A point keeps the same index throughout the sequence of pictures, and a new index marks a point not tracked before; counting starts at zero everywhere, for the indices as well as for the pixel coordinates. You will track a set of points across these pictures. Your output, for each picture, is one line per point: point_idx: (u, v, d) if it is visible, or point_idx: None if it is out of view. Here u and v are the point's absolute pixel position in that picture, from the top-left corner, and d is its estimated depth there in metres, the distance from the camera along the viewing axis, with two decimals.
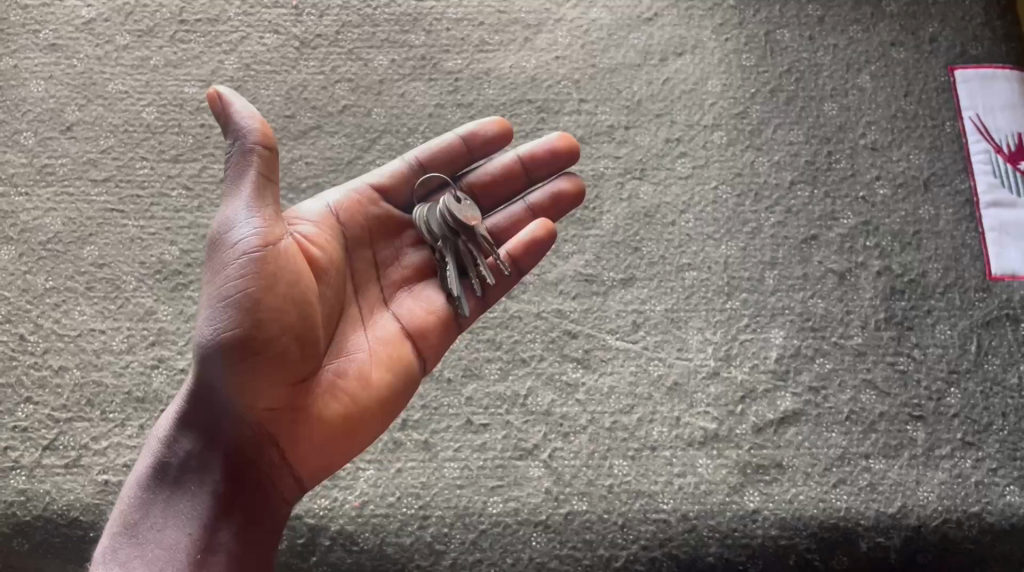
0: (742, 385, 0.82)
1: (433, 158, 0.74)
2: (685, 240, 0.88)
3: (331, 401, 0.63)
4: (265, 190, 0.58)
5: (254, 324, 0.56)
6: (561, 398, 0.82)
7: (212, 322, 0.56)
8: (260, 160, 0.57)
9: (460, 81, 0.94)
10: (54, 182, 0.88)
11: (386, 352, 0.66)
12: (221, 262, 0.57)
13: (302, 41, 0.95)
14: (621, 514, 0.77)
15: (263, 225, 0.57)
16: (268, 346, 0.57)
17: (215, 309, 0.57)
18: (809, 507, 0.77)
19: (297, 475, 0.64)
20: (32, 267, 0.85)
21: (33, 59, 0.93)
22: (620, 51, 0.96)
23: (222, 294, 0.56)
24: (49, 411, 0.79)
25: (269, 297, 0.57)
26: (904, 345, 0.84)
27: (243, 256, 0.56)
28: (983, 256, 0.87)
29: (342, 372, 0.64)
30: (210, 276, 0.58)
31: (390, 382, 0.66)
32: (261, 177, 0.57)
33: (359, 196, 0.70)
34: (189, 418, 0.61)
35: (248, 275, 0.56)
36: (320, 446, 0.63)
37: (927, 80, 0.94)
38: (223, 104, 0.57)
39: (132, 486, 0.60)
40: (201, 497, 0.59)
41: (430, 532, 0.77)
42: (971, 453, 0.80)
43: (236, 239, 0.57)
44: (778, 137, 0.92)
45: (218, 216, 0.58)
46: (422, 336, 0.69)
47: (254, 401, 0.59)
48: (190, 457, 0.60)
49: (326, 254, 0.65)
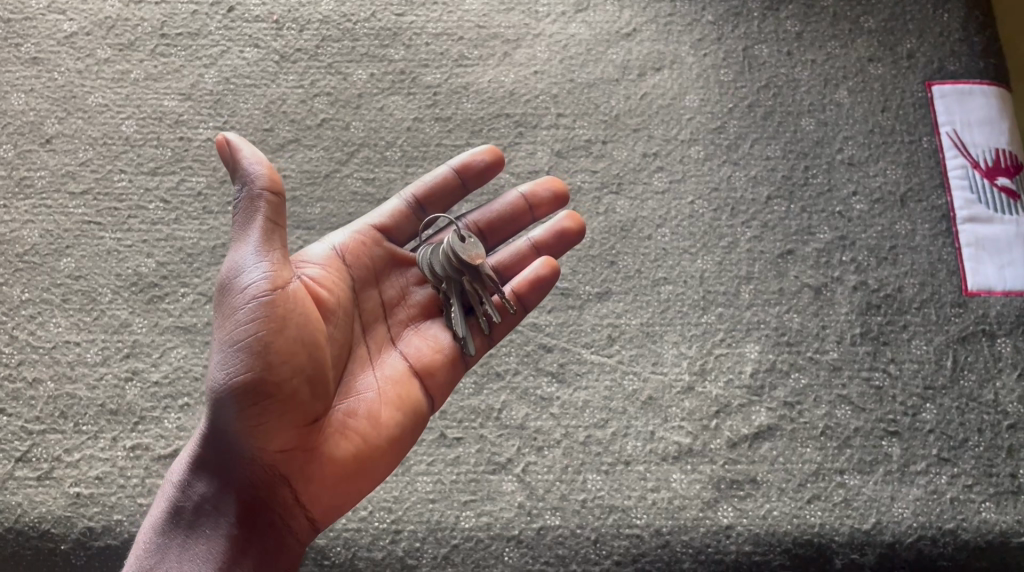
0: (716, 400, 0.82)
1: (433, 193, 0.74)
2: (661, 254, 0.88)
3: (342, 441, 0.61)
4: (276, 235, 0.58)
5: (265, 365, 0.56)
6: (535, 412, 0.82)
7: (224, 366, 0.56)
8: (269, 206, 0.58)
9: (439, 95, 0.94)
10: (33, 195, 0.88)
11: (396, 390, 0.65)
12: (231, 306, 0.57)
13: (282, 55, 0.96)
14: (594, 529, 0.77)
15: (273, 268, 0.58)
16: (277, 388, 0.57)
17: (226, 352, 0.57)
18: (783, 523, 0.77)
19: (311, 517, 0.63)
20: (9, 279, 0.85)
21: (14, 72, 0.94)
22: (598, 66, 0.96)
23: (232, 338, 0.56)
24: (22, 423, 0.79)
25: (279, 339, 0.57)
26: (879, 360, 0.84)
27: (253, 300, 0.56)
28: (959, 272, 0.87)
29: (352, 411, 0.62)
30: (221, 320, 0.58)
31: (403, 419, 0.64)
32: (269, 222, 0.58)
33: (365, 236, 0.70)
34: (205, 462, 0.61)
35: (259, 318, 0.56)
36: (333, 487, 0.62)
37: (904, 96, 0.94)
38: (231, 150, 0.58)
39: (149, 531, 0.60)
40: (215, 539, 0.59)
41: (403, 546, 0.77)
42: (946, 469, 0.80)
43: (246, 283, 0.57)
44: (755, 151, 0.92)
45: (227, 260, 0.59)
46: (434, 373, 0.67)
47: (265, 443, 0.58)
48: (205, 501, 0.60)
49: (335, 296, 0.64)
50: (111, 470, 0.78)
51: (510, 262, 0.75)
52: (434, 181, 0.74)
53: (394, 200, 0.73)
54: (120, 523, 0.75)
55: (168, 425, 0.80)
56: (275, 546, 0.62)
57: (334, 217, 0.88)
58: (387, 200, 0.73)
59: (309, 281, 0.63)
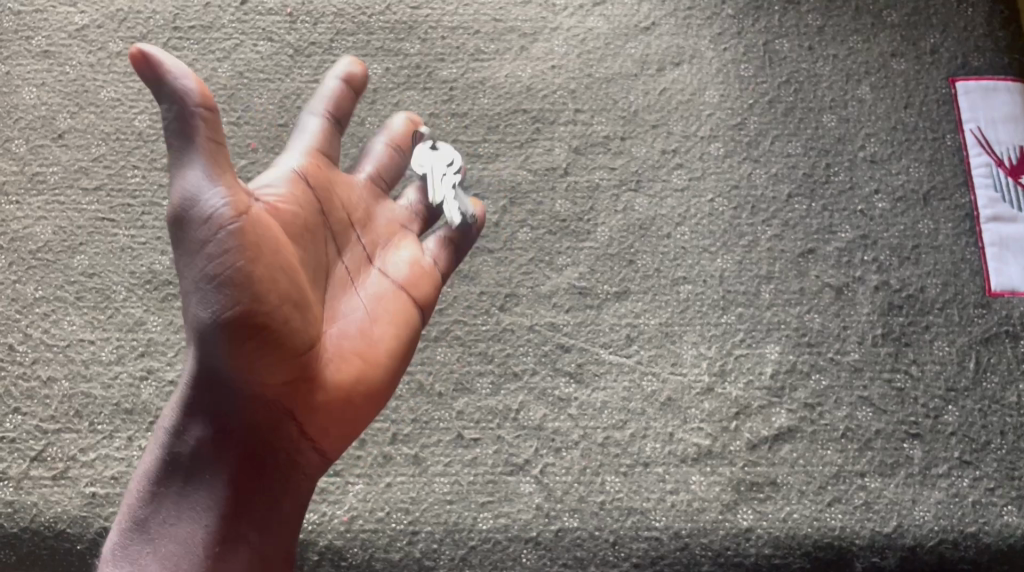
0: (736, 401, 0.81)
1: (343, 107, 0.64)
2: (680, 252, 0.87)
3: (341, 366, 0.58)
4: (218, 148, 0.51)
5: (254, 297, 0.51)
6: (552, 413, 0.81)
7: (206, 304, 0.50)
8: (207, 124, 0.50)
9: (455, 90, 0.93)
10: (45, 191, 0.87)
11: (390, 311, 0.62)
12: (195, 238, 0.50)
13: (296, 48, 0.94)
14: (613, 532, 0.77)
15: (231, 191, 0.51)
16: (273, 321, 0.52)
17: (202, 289, 0.50)
18: (803, 526, 0.77)
19: (316, 448, 0.60)
20: (22, 276, 0.84)
21: (25, 66, 0.93)
22: (617, 60, 0.94)
23: (210, 272, 0.50)
24: (37, 422, 0.79)
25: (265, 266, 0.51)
26: (901, 362, 0.83)
27: (220, 230, 0.50)
28: (982, 272, 0.86)
29: (346, 332, 0.59)
30: (185, 254, 0.51)
31: (401, 338, 0.62)
32: (211, 142, 0.50)
33: (314, 160, 0.61)
34: (194, 402, 0.55)
35: (235, 248, 0.50)
36: (337, 415, 0.59)
37: (927, 92, 0.93)
38: (147, 59, 0.48)
39: (141, 478, 0.55)
40: (216, 487, 0.55)
41: (420, 548, 0.77)
42: (968, 472, 0.79)
43: (208, 212, 0.50)
44: (776, 149, 0.90)
45: (173, 184, 0.50)
46: (422, 291, 0.65)
47: (265, 376, 0.54)
48: (200, 445, 0.55)
49: (304, 217, 0.58)
50: (127, 470, 0.77)
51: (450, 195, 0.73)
52: (336, 92, 0.64)
53: (311, 120, 0.63)
54: None
55: None
56: (281, 485, 0.58)
57: None
58: (301, 121, 0.63)
59: (269, 202, 0.56)
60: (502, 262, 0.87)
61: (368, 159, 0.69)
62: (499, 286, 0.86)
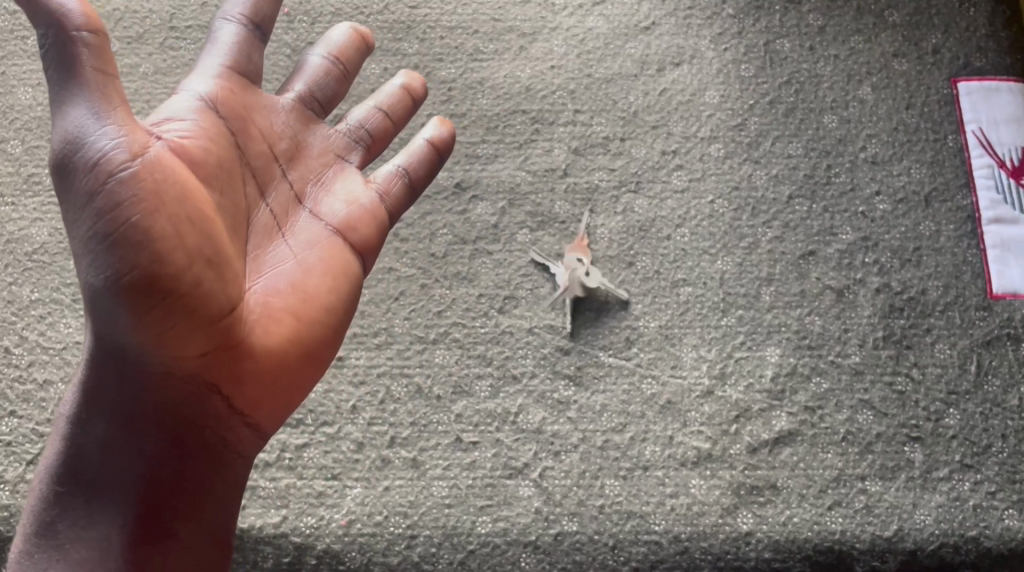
0: (736, 404, 0.81)
1: (261, 11, 0.64)
2: (680, 255, 0.86)
3: (270, 325, 0.58)
4: (104, 77, 0.51)
5: (154, 257, 0.50)
6: (552, 416, 0.81)
7: (99, 268, 0.50)
8: (91, 50, 0.50)
9: (454, 90, 0.92)
10: (41, 192, 0.87)
11: (319, 257, 0.61)
12: (79, 180, 0.50)
13: (293, 48, 0.94)
14: (612, 536, 0.76)
15: (121, 126, 0.51)
16: (179, 281, 0.51)
17: (95, 250, 0.50)
18: (803, 530, 0.77)
19: (249, 423, 0.59)
20: (18, 278, 0.84)
21: (21, 66, 0.92)
22: (616, 61, 0.94)
23: (98, 233, 0.49)
24: (33, 426, 0.79)
25: (162, 220, 0.50)
26: (902, 364, 0.82)
27: (108, 169, 0.50)
28: (984, 274, 0.86)
29: (272, 289, 0.59)
30: (74, 209, 0.51)
31: (336, 286, 0.61)
32: (98, 71, 0.51)
33: (225, 82, 0.61)
34: (100, 394, 0.55)
35: (126, 191, 0.50)
36: (267, 380, 0.58)
37: (929, 92, 0.92)
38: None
39: (49, 480, 0.56)
40: (127, 481, 0.55)
41: (418, 552, 0.76)
42: (969, 476, 0.79)
43: (95, 153, 0.50)
44: (777, 150, 0.90)
45: (53, 129, 0.51)
46: (359, 235, 0.64)
47: (180, 350, 0.53)
48: (106, 440, 0.55)
49: (215, 159, 0.58)
50: None
51: (395, 109, 0.71)
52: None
53: (225, 27, 0.63)
54: None
55: None
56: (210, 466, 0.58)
57: None
58: (215, 29, 0.63)
59: (175, 142, 0.56)
60: (501, 264, 0.86)
61: (301, 76, 0.68)
62: (498, 288, 0.85)
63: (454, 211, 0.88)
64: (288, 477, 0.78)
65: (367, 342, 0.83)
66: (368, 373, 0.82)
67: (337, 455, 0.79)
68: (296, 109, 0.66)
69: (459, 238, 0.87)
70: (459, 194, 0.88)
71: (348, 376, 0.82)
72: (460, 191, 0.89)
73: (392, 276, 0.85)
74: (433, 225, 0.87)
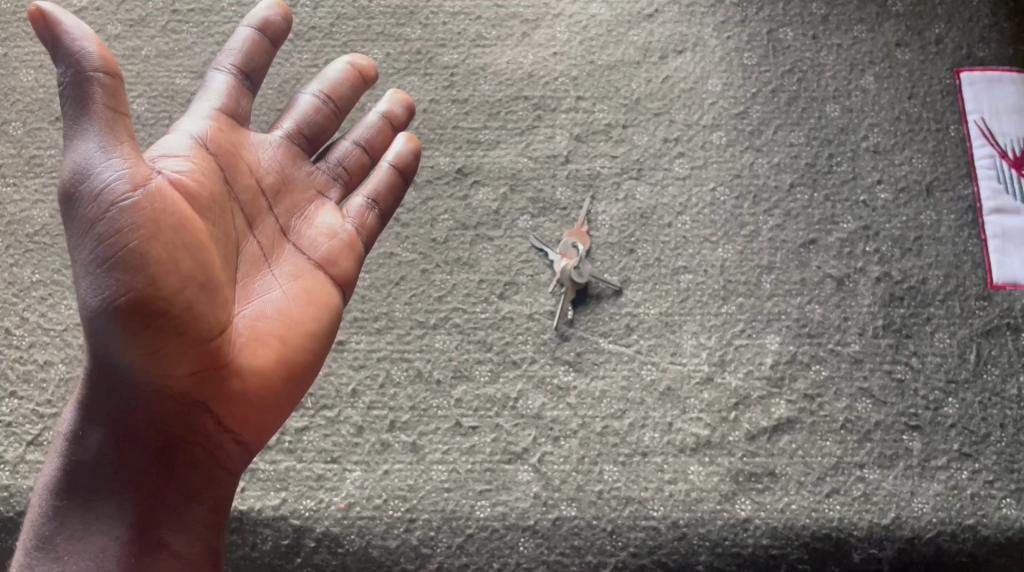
0: (736, 391, 0.81)
1: (253, 61, 0.65)
2: (681, 242, 0.86)
3: (257, 350, 0.59)
4: (116, 113, 0.51)
5: (150, 283, 0.51)
6: (551, 402, 0.81)
7: (99, 289, 0.50)
8: (105, 88, 0.50)
9: (456, 76, 0.92)
10: (43, 174, 0.87)
11: (303, 287, 0.62)
12: (85, 214, 0.50)
13: (296, 33, 0.93)
14: (611, 521, 0.76)
15: (127, 161, 0.51)
16: (172, 304, 0.52)
17: (95, 276, 0.50)
18: (801, 517, 0.77)
19: (238, 441, 0.60)
20: (19, 260, 0.84)
21: (22, 47, 0.92)
22: (619, 48, 0.94)
23: (100, 257, 0.50)
24: (34, 406, 0.79)
25: (159, 245, 0.51)
26: (902, 353, 0.82)
27: (112, 204, 0.50)
28: (985, 264, 0.86)
29: (259, 316, 0.60)
30: (78, 237, 0.51)
31: (318, 314, 0.62)
32: (109, 109, 0.50)
33: (218, 123, 0.62)
34: (96, 410, 0.56)
35: (127, 225, 0.50)
36: (254, 403, 0.59)
37: (932, 82, 0.92)
38: (47, 25, 0.48)
39: (45, 494, 0.57)
40: (123, 494, 0.56)
41: (417, 535, 0.76)
42: (967, 465, 0.79)
43: (100, 187, 0.50)
44: (779, 138, 0.90)
45: (63, 161, 0.51)
46: (340, 265, 0.65)
47: (171, 370, 0.54)
48: (103, 452, 0.56)
49: (208, 191, 0.58)
50: None
51: (376, 142, 0.71)
52: (246, 45, 0.64)
53: (217, 77, 0.64)
54: None
55: None
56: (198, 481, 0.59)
57: None
58: (206, 78, 0.64)
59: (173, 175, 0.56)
60: (502, 250, 0.86)
61: (290, 115, 0.68)
62: (499, 274, 0.85)
63: (456, 196, 0.88)
64: (288, 460, 0.78)
65: (368, 326, 0.83)
66: (368, 357, 0.82)
67: (337, 439, 0.79)
68: (281, 145, 0.66)
69: (460, 224, 0.87)
70: (460, 180, 0.88)
71: (349, 360, 0.82)
72: (461, 176, 0.89)
73: (393, 262, 0.86)
74: (434, 211, 0.87)
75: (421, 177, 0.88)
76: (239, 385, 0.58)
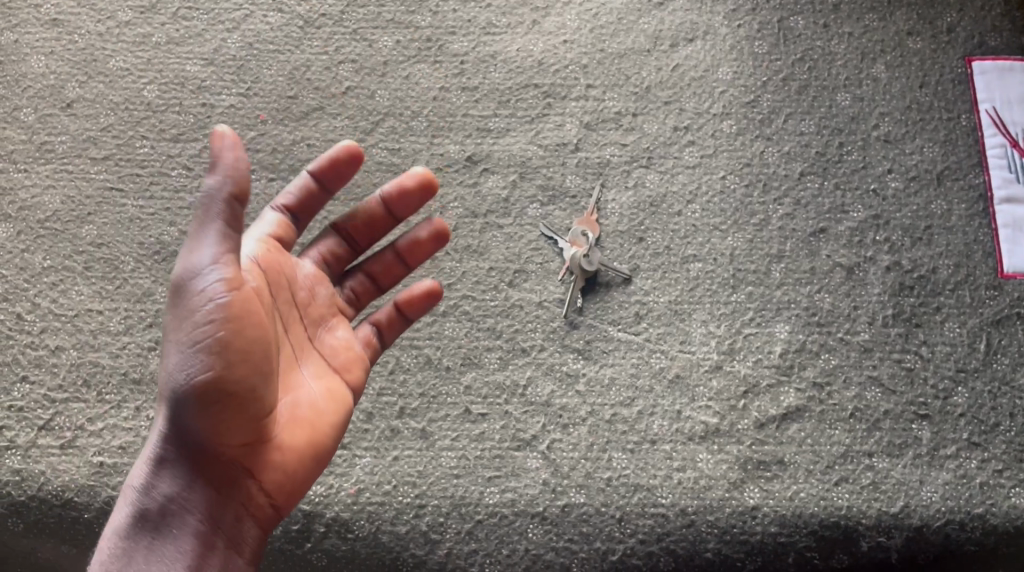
0: (745, 380, 0.81)
1: (306, 203, 0.66)
2: (691, 230, 0.86)
3: (294, 433, 0.59)
4: (237, 234, 0.52)
5: (228, 366, 0.52)
6: (560, 389, 0.81)
7: (185, 367, 0.52)
8: (234, 212, 0.51)
9: (466, 63, 0.92)
10: (54, 160, 0.87)
11: (330, 384, 0.62)
12: (189, 309, 0.52)
13: (306, 20, 0.93)
14: (619, 508, 0.77)
15: (234, 272, 0.52)
16: (243, 384, 0.53)
17: (185, 353, 0.52)
18: (810, 505, 0.77)
19: (278, 507, 0.59)
20: (31, 245, 0.84)
21: (34, 34, 0.92)
22: (629, 36, 0.93)
23: (193, 340, 0.52)
24: (45, 391, 0.79)
25: (239, 339, 0.53)
26: (911, 342, 0.82)
27: (213, 304, 0.52)
28: (995, 254, 0.86)
29: (297, 405, 0.60)
30: (179, 318, 0.53)
31: (341, 411, 0.62)
32: (233, 228, 0.52)
33: (273, 243, 0.63)
34: (168, 459, 0.56)
35: (220, 320, 0.52)
36: (288, 480, 0.59)
37: (943, 71, 0.92)
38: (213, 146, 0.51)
39: (112, 534, 0.56)
40: (184, 538, 0.55)
41: (426, 521, 0.77)
42: (977, 454, 0.79)
43: (206, 288, 0.52)
44: (789, 127, 0.90)
45: (179, 261, 0.53)
46: (353, 373, 0.65)
47: (228, 439, 0.55)
48: (171, 500, 0.56)
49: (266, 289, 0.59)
50: (134, 440, 0.77)
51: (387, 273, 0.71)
52: (298, 187, 0.66)
53: (269, 213, 0.65)
54: None
55: None
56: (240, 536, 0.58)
57: (358, 187, 0.87)
58: (261, 214, 0.65)
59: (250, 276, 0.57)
60: (511, 238, 0.86)
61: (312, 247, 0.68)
62: (508, 262, 0.85)
63: (466, 183, 0.88)
64: None
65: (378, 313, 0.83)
66: None
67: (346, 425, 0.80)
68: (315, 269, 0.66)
69: (469, 212, 0.87)
70: (470, 168, 0.88)
71: None
72: (471, 164, 0.89)
73: None
74: (444, 199, 0.87)
75: (430, 164, 0.88)
76: (280, 470, 0.58)
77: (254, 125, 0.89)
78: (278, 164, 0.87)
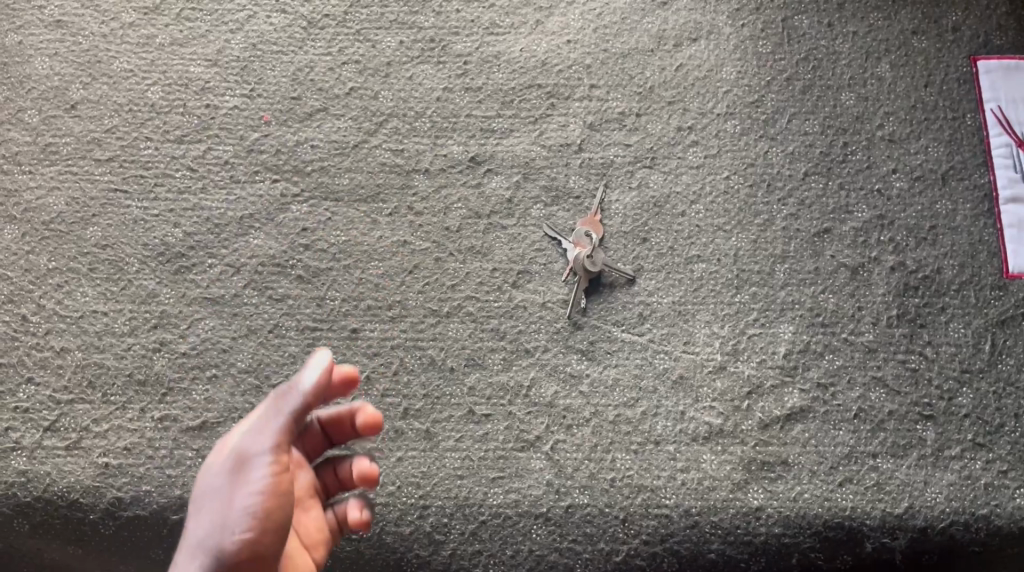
0: (748, 380, 0.81)
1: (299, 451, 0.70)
2: (695, 231, 0.86)
3: None
4: (293, 429, 0.65)
5: (265, 531, 0.60)
6: (564, 390, 0.81)
7: (230, 528, 0.60)
8: (298, 420, 0.66)
9: (470, 64, 0.92)
10: (59, 161, 0.87)
11: (309, 552, 0.69)
12: (242, 481, 0.62)
13: (309, 20, 0.93)
14: (623, 509, 0.77)
15: (284, 464, 0.64)
16: (272, 554, 0.61)
17: (233, 516, 0.60)
18: (813, 506, 0.77)
19: None
20: (35, 247, 0.84)
21: (37, 35, 0.91)
22: (633, 35, 0.93)
23: (246, 510, 0.60)
24: (50, 393, 0.80)
25: (276, 511, 0.61)
26: (916, 343, 0.82)
27: (263, 493, 0.61)
28: (1001, 254, 0.85)
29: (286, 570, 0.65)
30: (229, 493, 0.62)
31: (314, 559, 0.69)
32: (291, 432, 0.65)
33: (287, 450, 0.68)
34: None
35: (268, 492, 0.61)
36: None
37: (948, 70, 0.91)
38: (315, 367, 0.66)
39: None
40: None
41: (430, 522, 0.77)
42: (981, 455, 0.79)
43: (257, 478, 0.62)
44: (793, 126, 0.89)
45: (242, 442, 0.64)
46: (320, 552, 0.69)
47: None
48: None
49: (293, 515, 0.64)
50: (139, 441, 0.78)
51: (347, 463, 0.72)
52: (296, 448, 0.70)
53: None
54: (149, 493, 0.77)
55: (197, 397, 0.80)
56: None
57: (362, 188, 0.87)
58: None
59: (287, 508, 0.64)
60: (515, 239, 0.86)
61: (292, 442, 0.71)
62: (512, 263, 0.85)
63: (469, 184, 0.88)
64: None
65: (382, 314, 0.83)
66: (382, 345, 0.82)
67: None
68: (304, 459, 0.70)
69: (473, 212, 0.87)
70: (474, 168, 0.88)
71: (363, 347, 0.82)
72: (475, 165, 0.89)
73: (407, 250, 0.86)
74: (447, 200, 0.87)
75: (434, 165, 0.88)
76: None
77: (257, 126, 0.89)
78: (282, 166, 0.88)
